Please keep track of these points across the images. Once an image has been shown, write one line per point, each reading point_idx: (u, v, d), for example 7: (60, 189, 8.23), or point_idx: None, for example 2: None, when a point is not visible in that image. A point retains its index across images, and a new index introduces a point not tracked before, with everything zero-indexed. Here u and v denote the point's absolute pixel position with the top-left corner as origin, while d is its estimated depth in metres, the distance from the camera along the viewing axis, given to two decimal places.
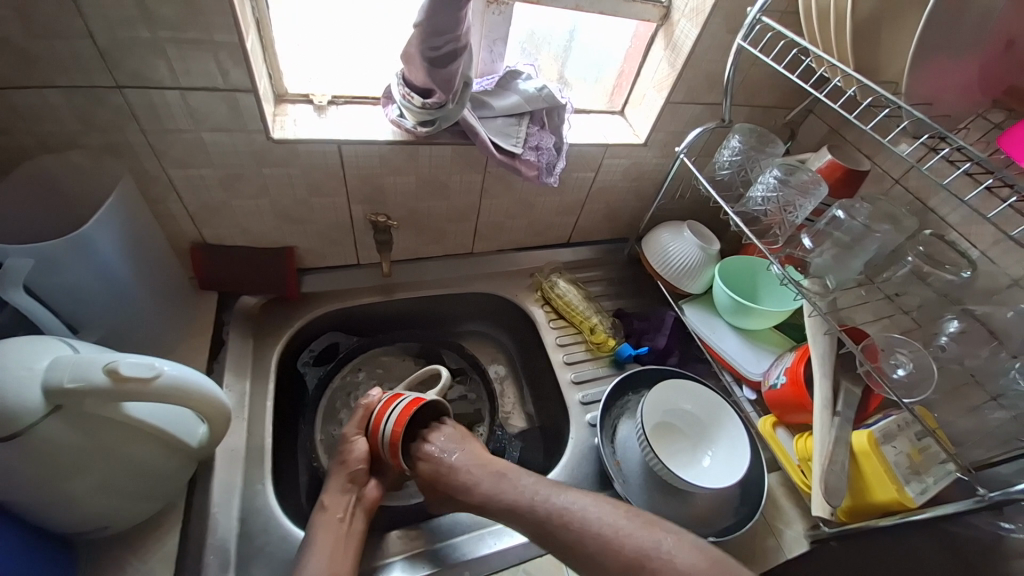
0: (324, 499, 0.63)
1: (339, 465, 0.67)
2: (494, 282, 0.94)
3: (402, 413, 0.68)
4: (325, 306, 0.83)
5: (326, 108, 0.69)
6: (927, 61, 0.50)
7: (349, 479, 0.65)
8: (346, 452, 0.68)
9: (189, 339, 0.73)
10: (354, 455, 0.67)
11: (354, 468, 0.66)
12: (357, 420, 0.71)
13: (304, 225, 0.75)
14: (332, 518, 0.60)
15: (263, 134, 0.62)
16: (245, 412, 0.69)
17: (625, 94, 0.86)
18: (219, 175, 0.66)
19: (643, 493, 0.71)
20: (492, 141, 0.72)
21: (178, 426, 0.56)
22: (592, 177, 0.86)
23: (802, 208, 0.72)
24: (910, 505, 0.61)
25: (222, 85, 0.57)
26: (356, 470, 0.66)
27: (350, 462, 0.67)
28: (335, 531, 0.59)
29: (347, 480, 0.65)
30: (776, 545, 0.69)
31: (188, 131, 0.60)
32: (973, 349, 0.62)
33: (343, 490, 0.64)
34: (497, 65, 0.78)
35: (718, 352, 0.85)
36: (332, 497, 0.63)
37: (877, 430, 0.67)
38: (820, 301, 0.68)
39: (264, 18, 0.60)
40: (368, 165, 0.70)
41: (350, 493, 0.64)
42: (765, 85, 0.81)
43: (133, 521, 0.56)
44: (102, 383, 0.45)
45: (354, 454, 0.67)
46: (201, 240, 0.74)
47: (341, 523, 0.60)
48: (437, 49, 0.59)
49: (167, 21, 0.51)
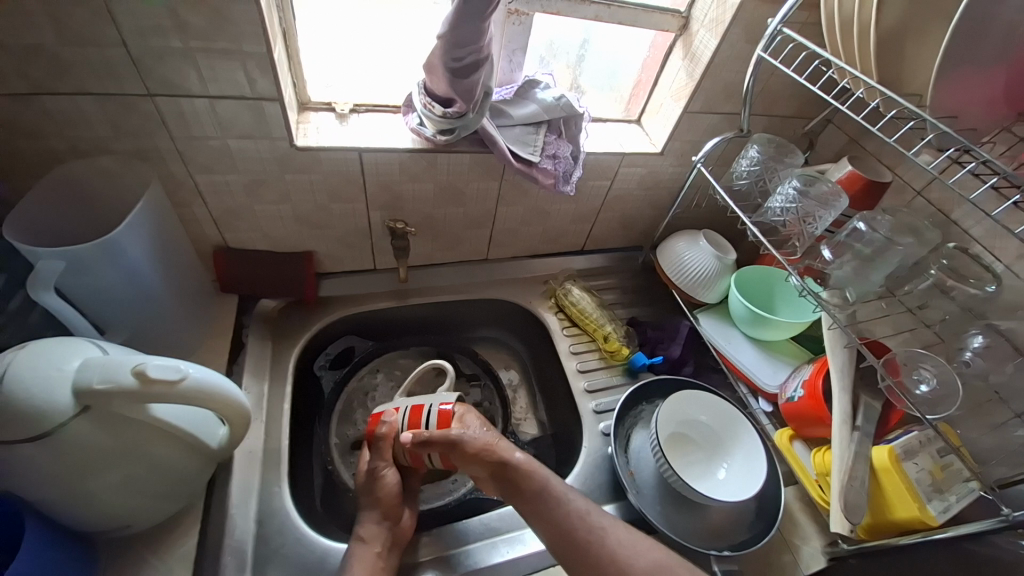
0: (360, 531, 0.61)
1: (372, 497, 0.65)
2: (508, 288, 0.94)
3: (439, 420, 0.68)
4: (341, 310, 0.84)
5: (347, 116, 0.70)
6: (952, 74, 0.50)
7: (384, 515, 0.63)
8: (377, 488, 0.65)
9: (209, 340, 0.74)
10: (386, 493, 0.65)
11: (386, 503, 0.64)
12: (382, 453, 0.68)
13: (323, 231, 0.77)
14: (374, 557, 0.59)
15: (287, 141, 0.64)
16: (263, 413, 0.70)
17: (642, 103, 0.87)
18: (243, 181, 0.67)
19: (658, 505, 0.71)
20: (510, 149, 0.73)
21: (200, 427, 0.56)
22: (608, 185, 0.87)
23: (822, 220, 0.71)
24: (932, 523, 0.60)
25: (249, 94, 0.59)
26: (388, 504, 0.64)
27: (383, 497, 0.64)
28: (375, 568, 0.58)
29: (383, 517, 0.63)
30: (793, 560, 0.69)
31: (215, 137, 0.62)
32: (998, 365, 0.61)
33: (379, 526, 0.62)
34: (516, 75, 0.79)
35: (733, 363, 0.85)
36: (370, 532, 0.61)
37: (898, 446, 0.65)
38: (839, 312, 0.68)
39: (290, 29, 0.62)
40: (388, 172, 0.71)
41: (385, 528, 0.62)
42: (784, 94, 0.81)
43: (154, 520, 0.57)
44: (130, 384, 0.46)
45: (389, 487, 0.65)
46: (223, 243, 0.75)
47: (379, 560, 0.59)
48: (460, 59, 0.59)
49: (199, 32, 0.53)
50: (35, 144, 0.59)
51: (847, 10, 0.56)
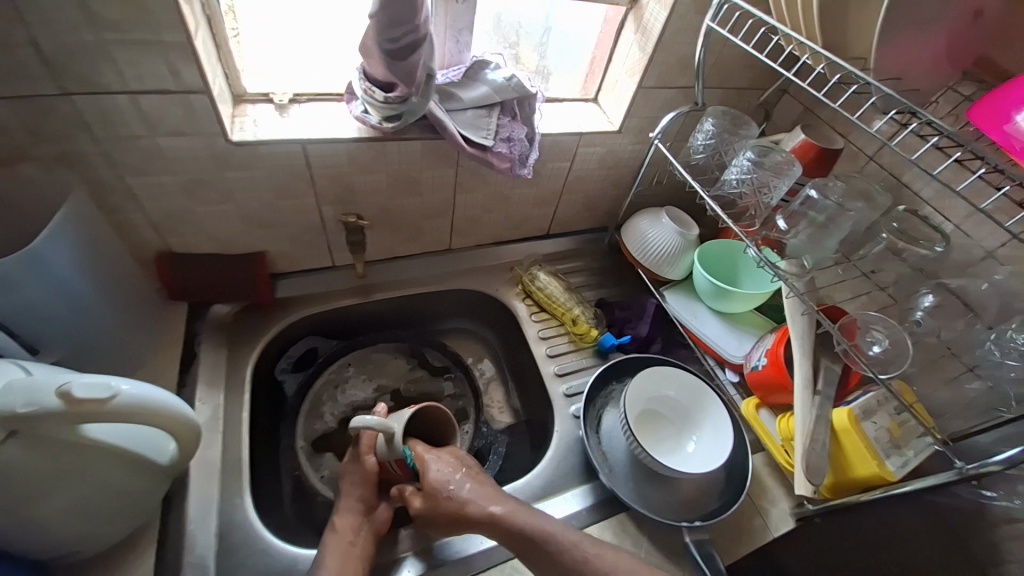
0: (335, 520, 0.62)
1: (354, 482, 0.66)
2: (475, 277, 0.93)
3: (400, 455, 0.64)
4: (301, 311, 0.81)
5: (288, 107, 0.67)
6: (892, 35, 0.50)
7: (362, 499, 0.64)
8: (355, 473, 0.66)
9: (159, 352, 0.71)
10: (361, 479, 0.65)
11: (364, 492, 0.64)
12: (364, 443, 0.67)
13: (273, 229, 0.73)
14: (346, 542, 0.59)
15: (222, 137, 0.60)
16: (220, 424, 0.68)
17: (598, 81, 0.85)
18: (180, 181, 0.63)
19: (630, 482, 0.71)
20: (461, 134, 0.70)
21: (145, 444, 0.54)
22: (568, 166, 0.85)
23: (777, 190, 0.71)
24: (891, 479, 0.62)
25: (173, 87, 0.55)
26: (368, 492, 0.65)
27: (363, 483, 0.65)
28: (346, 552, 0.58)
29: (361, 504, 0.64)
30: (763, 524, 0.70)
31: (143, 137, 0.58)
32: (949, 322, 0.63)
33: (355, 512, 0.63)
34: (464, 56, 0.75)
35: (699, 337, 0.85)
36: (346, 517, 0.62)
37: (857, 407, 0.67)
38: (797, 281, 0.69)
39: (215, 15, 0.58)
40: (335, 164, 0.68)
41: (362, 517, 0.63)
42: (737, 66, 0.80)
43: (105, 544, 0.55)
44: (55, 406, 0.43)
45: (368, 473, 0.66)
46: (166, 248, 0.71)
47: (352, 547, 0.59)
48: (396, 40, 0.57)
49: (112, 23, 0.49)
50: None
51: None
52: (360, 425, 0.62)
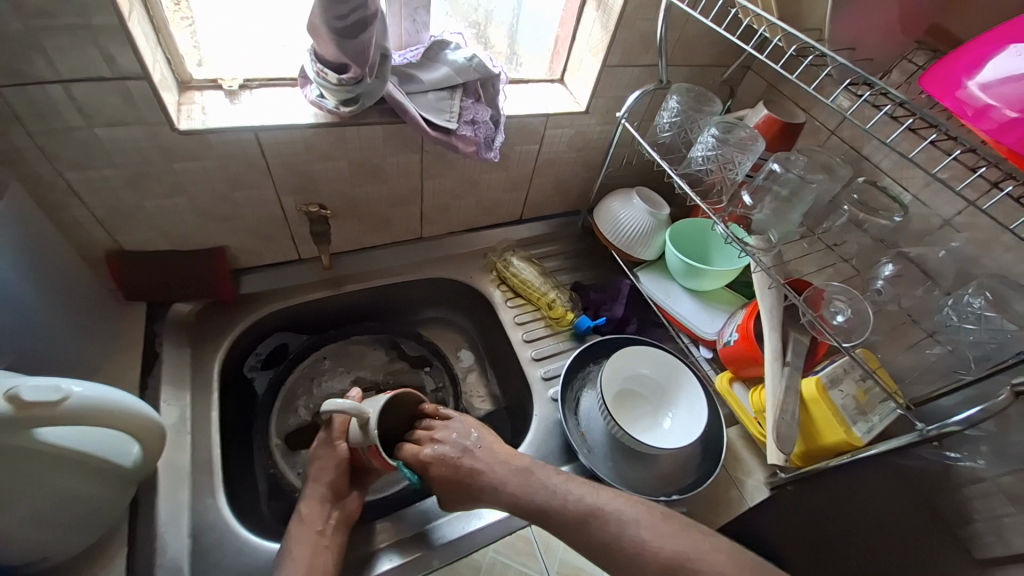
0: (301, 509, 0.60)
1: (321, 469, 0.64)
2: (448, 265, 0.92)
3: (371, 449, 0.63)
4: (268, 307, 0.79)
5: (238, 93, 0.64)
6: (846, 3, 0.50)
7: (330, 486, 0.63)
8: (325, 462, 0.64)
9: (118, 355, 0.68)
10: (332, 468, 0.64)
11: (332, 479, 0.63)
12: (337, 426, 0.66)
13: (232, 222, 0.71)
14: (314, 530, 0.58)
15: (167, 126, 0.57)
16: (187, 426, 0.65)
17: (563, 61, 0.84)
18: (126, 175, 0.60)
19: (609, 461, 0.73)
20: (423, 117, 0.68)
21: (109, 449, 0.52)
22: (536, 149, 0.84)
23: (742, 165, 0.72)
24: (858, 444, 0.63)
25: (110, 73, 0.52)
26: (337, 480, 0.63)
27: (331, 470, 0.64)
28: (315, 543, 0.57)
29: (326, 491, 0.62)
30: (739, 495, 0.72)
31: (81, 128, 0.55)
32: (909, 290, 0.65)
33: (323, 500, 0.61)
34: (422, 36, 0.72)
35: (673, 315, 0.86)
36: (312, 506, 0.60)
37: (824, 376, 0.69)
38: (764, 257, 0.70)
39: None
40: (292, 152, 0.65)
41: (330, 505, 0.62)
42: (700, 42, 0.80)
43: (69, 553, 0.53)
44: (4, 410, 0.41)
45: (338, 461, 0.64)
46: (117, 247, 0.68)
47: (321, 537, 0.58)
48: (343, 18, 0.55)
49: (33, 4, 0.45)
50: None
51: None
52: (330, 409, 0.61)
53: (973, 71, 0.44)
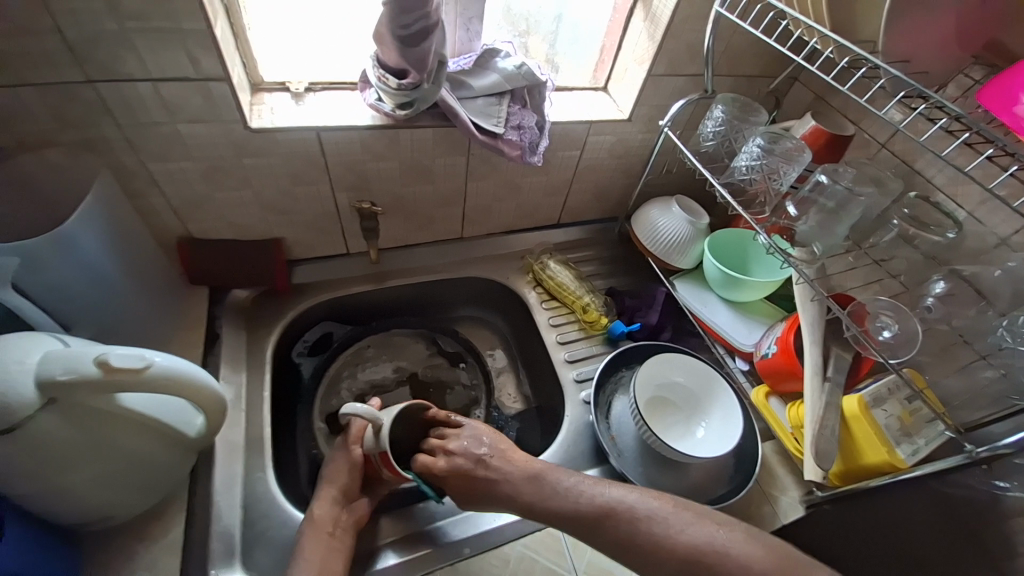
0: (312, 510, 0.61)
1: (335, 474, 0.65)
2: (486, 266, 0.94)
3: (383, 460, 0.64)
4: (317, 297, 0.83)
5: (303, 95, 0.69)
6: (903, 16, 0.50)
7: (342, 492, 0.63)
8: (336, 465, 0.66)
9: (182, 333, 0.74)
10: (345, 470, 0.66)
11: (344, 482, 0.64)
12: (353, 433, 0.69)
13: (289, 216, 0.75)
14: (322, 532, 0.59)
15: (240, 124, 0.62)
16: (242, 403, 0.70)
17: (608, 69, 0.85)
18: (200, 168, 0.65)
19: (640, 466, 0.73)
20: (472, 121, 0.71)
21: (175, 417, 0.56)
22: (577, 155, 0.86)
23: (787, 175, 0.71)
24: (900, 466, 0.62)
25: (194, 74, 0.57)
26: (348, 485, 0.64)
27: (344, 474, 0.65)
28: (325, 544, 0.58)
29: (338, 495, 0.63)
30: (772, 512, 0.71)
31: (165, 123, 0.60)
32: (961, 310, 0.63)
33: (334, 504, 0.62)
34: (475, 44, 0.75)
35: (710, 326, 0.86)
36: (323, 508, 0.61)
37: (867, 394, 0.68)
38: (806, 268, 0.70)
39: (233, 5, 0.60)
40: (349, 151, 0.69)
41: (340, 508, 0.62)
42: (747, 53, 0.80)
43: (137, 512, 0.57)
44: (92, 374, 0.46)
45: (352, 468, 0.66)
46: (187, 234, 0.74)
47: (331, 538, 0.59)
48: (407, 27, 0.58)
49: (134, 11, 0.51)
50: None
51: None
52: (351, 413, 0.63)
53: None
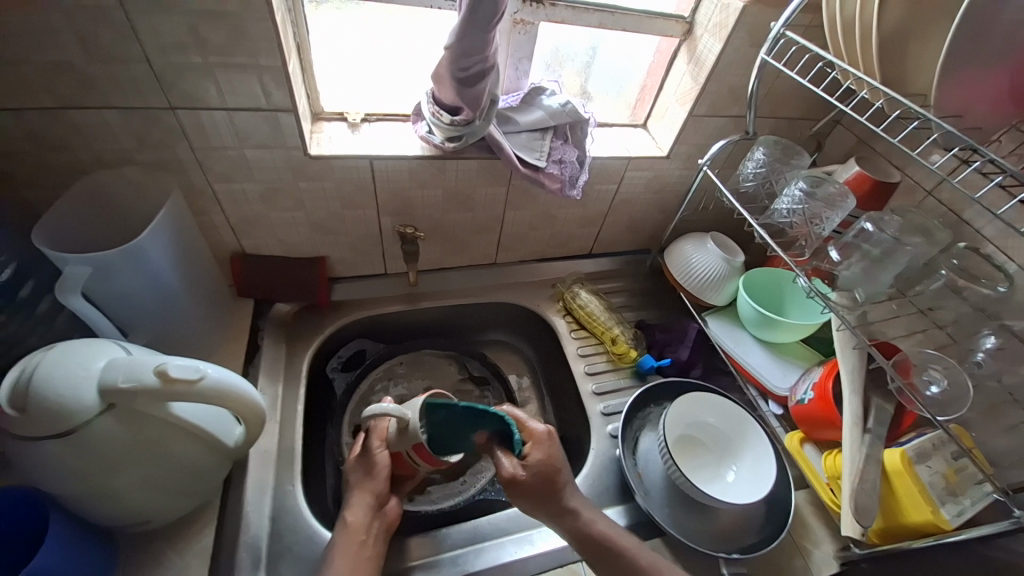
0: (347, 516, 0.61)
1: (366, 477, 0.64)
2: (518, 292, 0.96)
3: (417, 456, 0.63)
4: (353, 314, 0.86)
5: (359, 125, 0.73)
6: (954, 73, 0.50)
7: (375, 497, 0.63)
8: (368, 465, 0.65)
9: (226, 343, 0.77)
10: (380, 470, 0.65)
11: (378, 488, 0.64)
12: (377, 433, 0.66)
13: (336, 236, 0.79)
14: (356, 540, 0.59)
15: (300, 150, 0.66)
16: (277, 414, 0.72)
17: (648, 107, 0.87)
18: (259, 189, 0.69)
19: (666, 508, 0.71)
20: (516, 155, 0.74)
21: (219, 427, 0.58)
22: (614, 189, 0.87)
23: (829, 221, 0.71)
24: (945, 527, 0.59)
25: (264, 105, 0.61)
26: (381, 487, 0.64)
27: (378, 474, 0.65)
28: (357, 552, 0.58)
29: (373, 499, 0.63)
30: (804, 565, 0.68)
31: (232, 148, 0.64)
32: (1010, 366, 0.61)
33: (368, 509, 0.62)
34: (522, 82, 0.80)
35: (742, 365, 0.84)
36: (359, 513, 0.61)
37: (911, 448, 0.65)
38: (849, 314, 0.68)
39: (304, 43, 0.65)
40: (397, 180, 0.73)
41: (374, 513, 0.62)
42: (790, 97, 0.81)
43: (172, 516, 0.59)
44: (152, 382, 0.48)
45: (382, 468, 0.65)
46: (240, 249, 0.78)
47: (363, 548, 0.59)
48: (465, 69, 0.61)
49: (219, 47, 0.55)
50: (63, 156, 0.61)
51: (848, 13, 0.57)
52: (373, 411, 0.62)
53: None
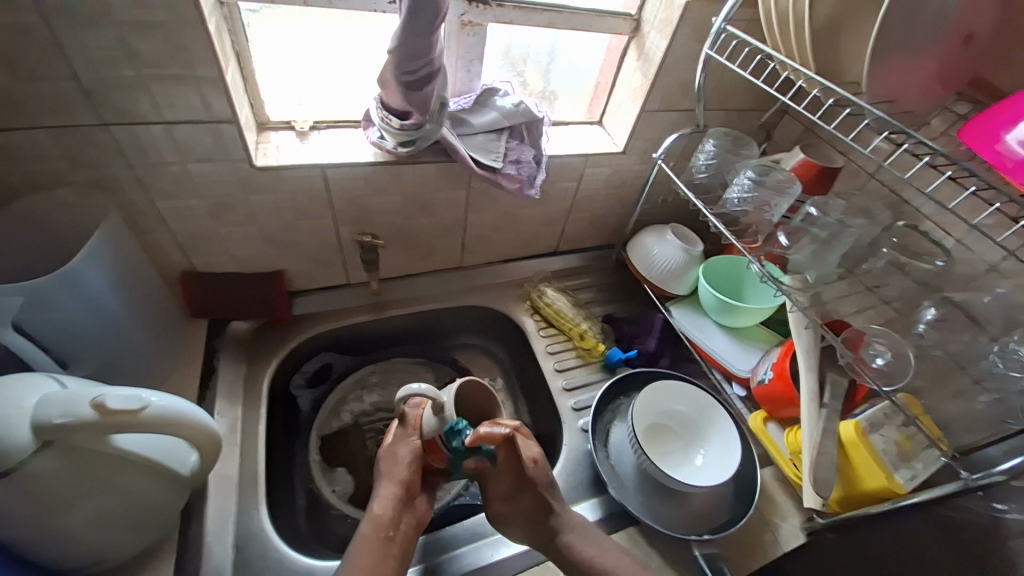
0: (374, 508, 0.60)
1: (397, 465, 0.64)
2: (487, 294, 0.95)
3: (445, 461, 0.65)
4: (318, 327, 0.84)
5: (308, 133, 0.71)
6: (886, 61, 0.53)
7: (402, 490, 0.62)
8: (392, 462, 0.64)
9: (180, 367, 0.74)
10: (399, 465, 0.64)
11: (407, 477, 0.63)
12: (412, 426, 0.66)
13: (292, 248, 0.77)
14: (383, 533, 0.58)
15: (247, 162, 0.64)
16: (237, 438, 0.70)
17: (602, 105, 0.88)
18: (207, 205, 0.67)
19: (639, 496, 0.72)
20: (472, 157, 0.74)
21: (171, 455, 0.55)
22: (574, 186, 0.88)
23: (777, 207, 0.74)
24: (900, 491, 0.62)
25: (205, 117, 0.59)
26: (410, 482, 0.63)
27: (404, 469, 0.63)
28: (384, 548, 0.57)
29: (401, 492, 0.62)
30: (774, 540, 0.70)
31: (174, 163, 0.62)
32: (953, 335, 0.64)
33: (396, 503, 0.60)
34: (475, 84, 0.80)
35: (705, 351, 0.86)
36: (386, 505, 0.60)
37: (863, 419, 0.68)
38: (801, 296, 0.71)
39: (244, 52, 0.63)
40: (352, 187, 0.71)
41: (401, 506, 0.61)
42: (737, 89, 0.83)
43: (128, 554, 0.56)
44: (90, 416, 0.46)
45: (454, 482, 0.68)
46: (190, 268, 0.75)
47: (388, 544, 0.57)
48: (413, 72, 0.60)
49: (151, 59, 0.53)
50: None
51: (781, 7, 0.59)
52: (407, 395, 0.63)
53: (1013, 125, 0.46)
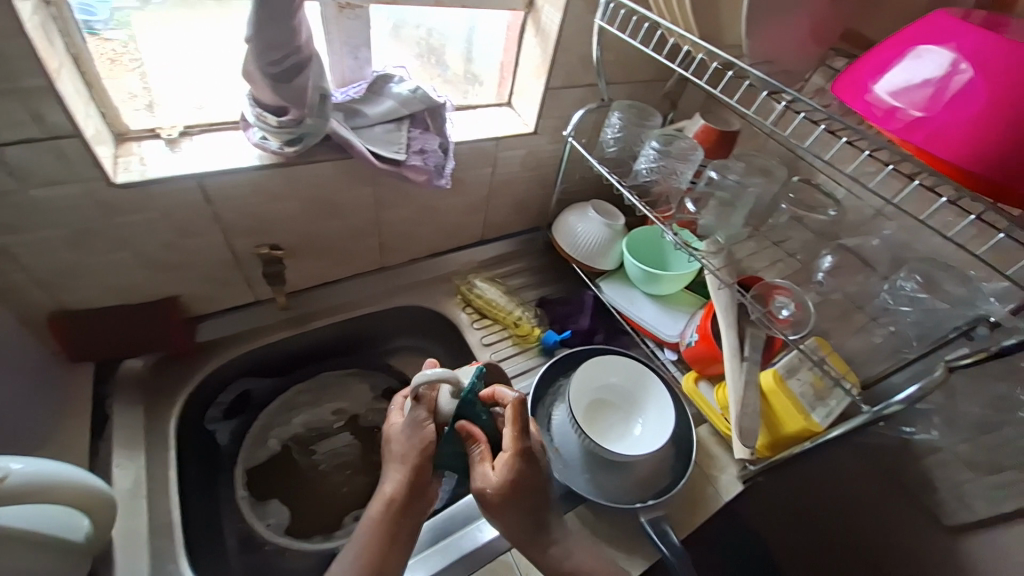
0: (383, 491, 0.56)
1: (411, 446, 0.57)
2: (414, 293, 0.91)
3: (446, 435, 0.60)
4: (229, 353, 0.77)
5: (179, 141, 0.64)
6: (762, 21, 0.54)
7: (418, 475, 0.56)
8: (409, 441, 0.57)
9: (62, 421, 0.65)
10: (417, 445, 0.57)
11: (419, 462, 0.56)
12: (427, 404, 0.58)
13: (183, 270, 0.69)
14: (396, 514, 0.56)
15: (103, 181, 0.56)
16: (143, 489, 0.62)
17: (509, 85, 0.86)
18: (65, 234, 0.58)
19: (585, 473, 0.72)
20: (370, 150, 0.69)
21: (54, 524, 0.49)
22: (490, 172, 0.86)
23: (683, 174, 0.75)
24: (818, 430, 0.65)
25: (39, 133, 0.50)
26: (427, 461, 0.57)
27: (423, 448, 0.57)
28: (392, 534, 0.55)
29: (415, 477, 0.56)
30: (715, 491, 0.74)
31: (12, 190, 0.53)
32: (849, 278, 0.70)
33: (409, 488, 0.56)
34: (365, 71, 0.75)
35: (637, 321, 0.88)
36: (398, 487, 0.56)
37: (781, 367, 0.71)
38: (713, 259, 0.72)
39: (82, 54, 0.54)
40: (241, 197, 0.65)
41: (414, 491, 0.57)
42: (637, 60, 0.84)
43: None
44: None
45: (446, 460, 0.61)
46: (60, 308, 0.65)
47: (398, 530, 0.56)
48: (277, 63, 0.55)
49: None
50: None
51: None
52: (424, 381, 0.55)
53: (877, 76, 0.46)
